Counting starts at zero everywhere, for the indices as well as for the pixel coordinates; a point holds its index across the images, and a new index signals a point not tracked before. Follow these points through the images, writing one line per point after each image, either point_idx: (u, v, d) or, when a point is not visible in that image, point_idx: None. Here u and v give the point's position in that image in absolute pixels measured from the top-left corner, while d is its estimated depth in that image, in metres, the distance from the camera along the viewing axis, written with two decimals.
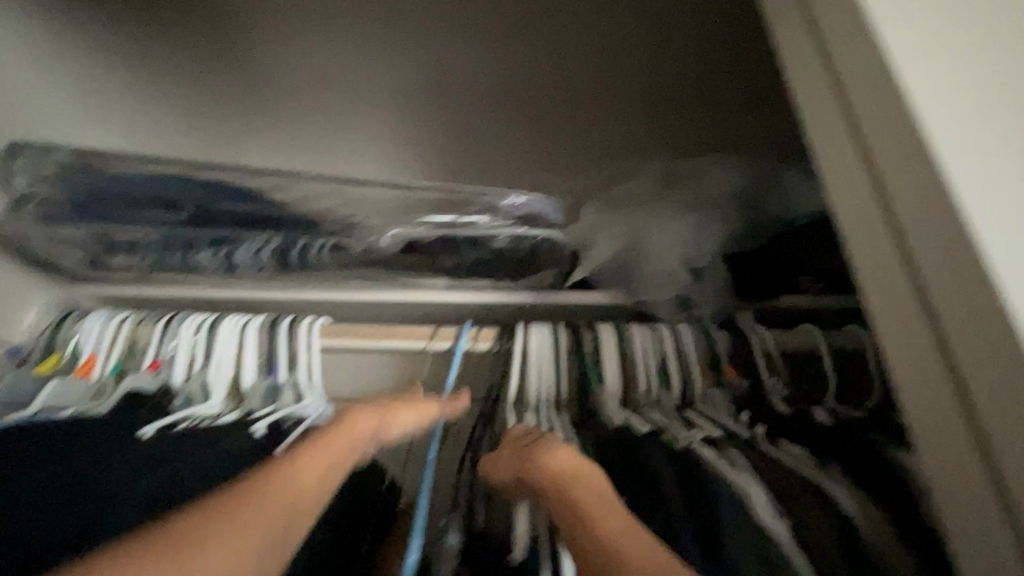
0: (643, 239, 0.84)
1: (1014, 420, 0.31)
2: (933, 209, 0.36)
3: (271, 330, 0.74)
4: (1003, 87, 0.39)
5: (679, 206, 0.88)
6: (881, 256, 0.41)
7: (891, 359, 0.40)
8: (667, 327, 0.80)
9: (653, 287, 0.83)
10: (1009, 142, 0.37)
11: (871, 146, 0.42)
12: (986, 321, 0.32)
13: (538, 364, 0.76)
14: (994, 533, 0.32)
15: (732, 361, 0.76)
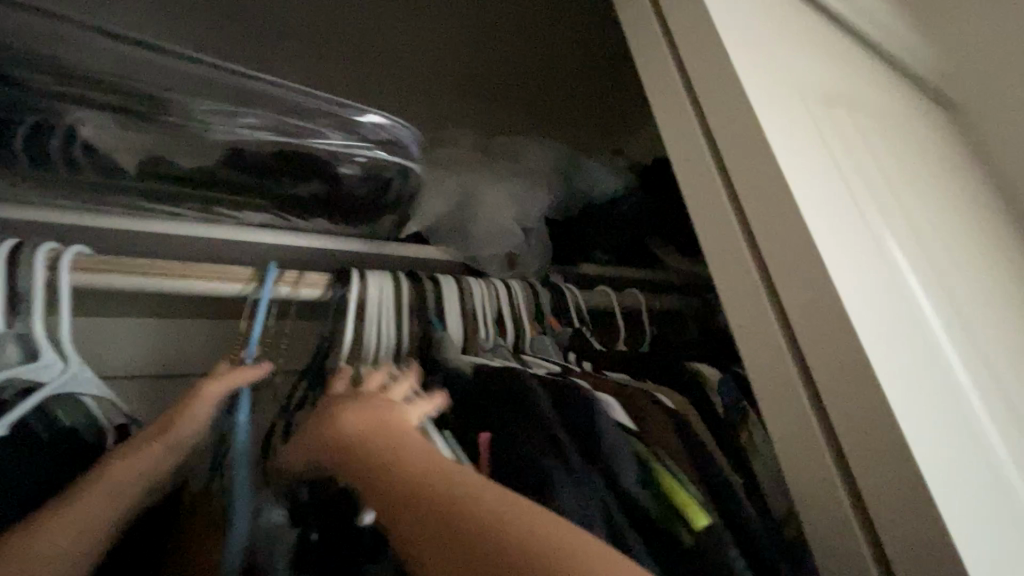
0: (475, 198, 0.87)
1: (810, 317, 0.46)
2: (762, 172, 0.50)
3: None
4: (779, 95, 0.57)
5: (506, 172, 0.93)
6: (714, 207, 0.54)
7: (720, 284, 0.53)
8: (501, 283, 0.84)
9: (484, 243, 0.85)
10: (792, 132, 0.54)
11: (712, 124, 0.55)
12: (799, 251, 0.47)
13: (377, 314, 0.71)
14: (794, 399, 0.46)
15: (553, 313, 0.86)
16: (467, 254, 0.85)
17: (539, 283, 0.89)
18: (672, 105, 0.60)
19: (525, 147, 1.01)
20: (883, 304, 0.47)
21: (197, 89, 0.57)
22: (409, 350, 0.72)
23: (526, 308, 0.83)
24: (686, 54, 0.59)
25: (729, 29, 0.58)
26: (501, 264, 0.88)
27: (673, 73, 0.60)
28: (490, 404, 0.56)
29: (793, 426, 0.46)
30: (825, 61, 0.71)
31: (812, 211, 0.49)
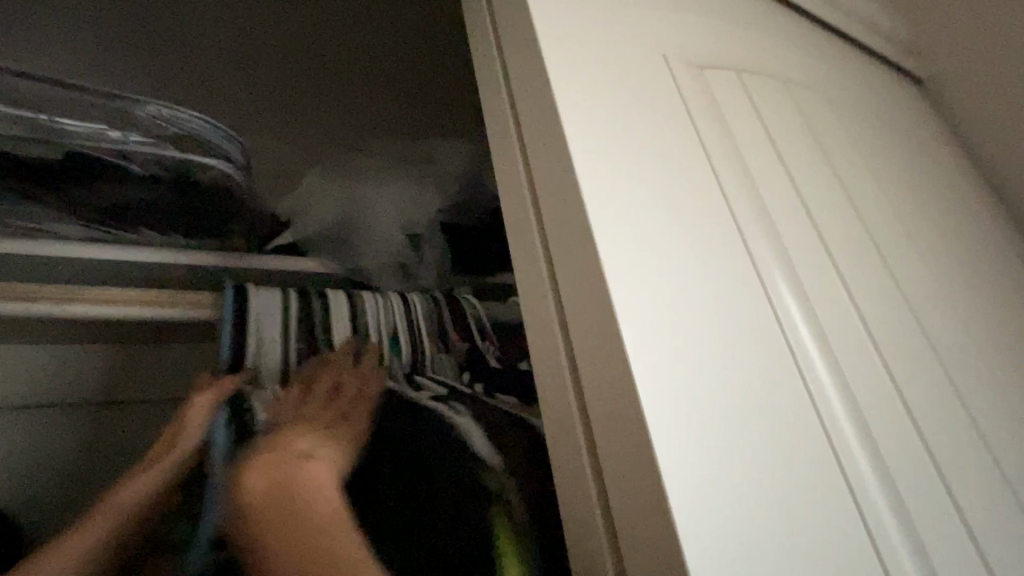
0: (357, 205, 0.80)
1: (601, 351, 0.37)
2: (561, 174, 0.42)
3: None
4: (608, 74, 0.48)
5: (394, 175, 0.85)
6: (521, 219, 0.46)
7: (526, 309, 0.44)
8: (396, 296, 0.75)
9: (370, 252, 0.79)
10: (616, 120, 0.45)
11: (522, 119, 0.47)
12: (591, 271, 0.38)
13: (256, 334, 0.62)
14: (582, 454, 0.37)
15: (453, 325, 0.75)
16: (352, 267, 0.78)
17: (441, 294, 0.80)
18: (493, 97, 0.51)
19: (434, 148, 0.91)
20: (715, 319, 0.40)
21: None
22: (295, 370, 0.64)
23: (427, 325, 0.74)
24: (505, 37, 0.50)
25: (550, 1, 0.49)
26: (391, 277, 0.80)
27: (494, 62, 0.52)
28: (366, 438, 0.53)
29: (581, 486, 0.37)
30: (708, 28, 0.62)
31: (622, 219, 0.40)
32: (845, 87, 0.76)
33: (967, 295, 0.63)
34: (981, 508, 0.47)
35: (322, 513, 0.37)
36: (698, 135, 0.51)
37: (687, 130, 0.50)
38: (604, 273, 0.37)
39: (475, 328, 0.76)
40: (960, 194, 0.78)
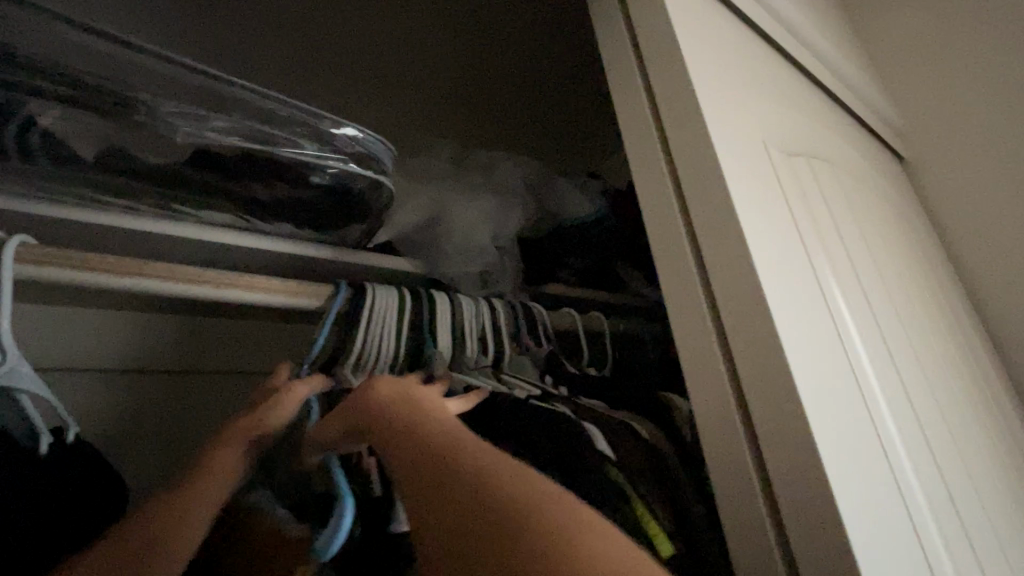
0: (449, 213, 0.87)
1: (766, 381, 0.48)
2: (728, 236, 0.53)
3: None
4: (745, 159, 0.60)
5: (481, 191, 0.94)
6: (677, 265, 0.56)
7: (677, 339, 0.55)
8: (485, 303, 0.85)
9: (458, 259, 0.85)
10: (754, 198, 0.58)
11: (682, 182, 0.58)
12: (758, 318, 0.50)
13: (379, 327, 0.72)
14: (741, 459, 0.48)
15: (529, 332, 0.86)
16: (438, 271, 0.85)
17: (517, 301, 0.90)
18: (645, 156, 0.62)
19: (501, 166, 1.02)
20: (826, 363, 0.53)
21: (167, 90, 0.58)
22: (406, 365, 0.75)
23: (507, 327, 0.84)
24: (663, 111, 0.61)
25: (706, 92, 0.61)
26: (472, 282, 0.88)
27: (647, 127, 0.63)
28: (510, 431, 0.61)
29: (741, 489, 0.47)
30: (790, 111, 0.76)
31: (771, 278, 0.52)
32: (866, 170, 0.93)
33: (940, 354, 0.83)
34: (972, 519, 0.63)
35: (483, 470, 0.40)
36: (794, 210, 0.64)
37: (786, 206, 0.63)
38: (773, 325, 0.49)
39: (542, 332, 0.87)
40: (931, 268, 0.99)
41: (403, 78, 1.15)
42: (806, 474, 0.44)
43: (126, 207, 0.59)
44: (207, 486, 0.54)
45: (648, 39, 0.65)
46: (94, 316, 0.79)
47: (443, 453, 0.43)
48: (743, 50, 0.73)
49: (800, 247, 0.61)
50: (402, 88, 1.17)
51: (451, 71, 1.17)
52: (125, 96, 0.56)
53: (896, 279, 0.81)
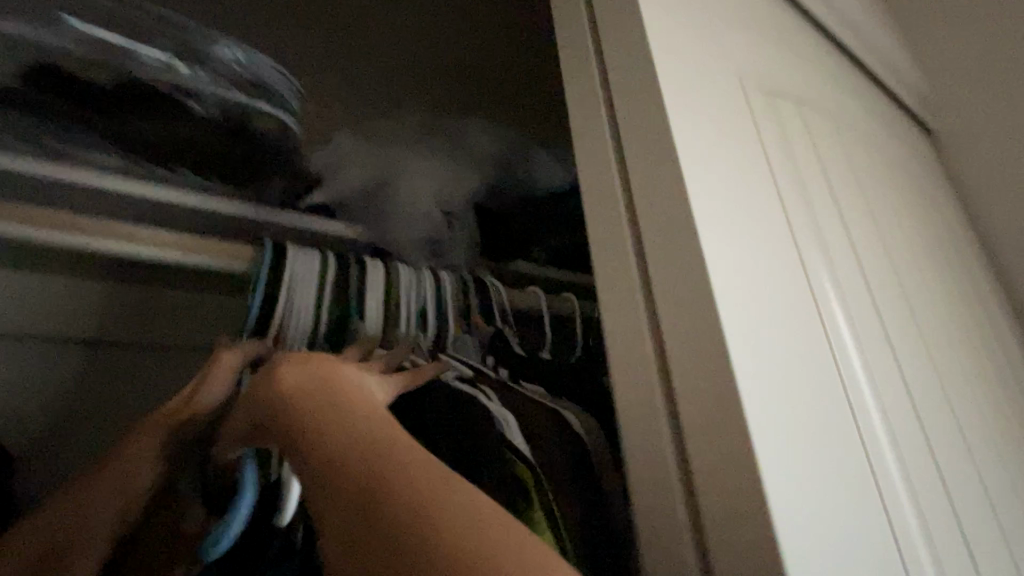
0: (395, 178, 0.80)
1: (699, 370, 0.37)
2: (668, 188, 0.43)
3: None
4: (707, 100, 0.50)
5: (437, 156, 0.86)
6: (609, 227, 0.46)
7: (604, 317, 0.44)
8: (430, 273, 0.75)
9: (400, 226, 0.78)
10: (712, 145, 0.47)
11: (621, 127, 0.47)
12: (696, 288, 0.39)
13: (293, 292, 0.64)
14: (663, 471, 0.37)
15: (480, 309, 0.76)
16: (377, 238, 0.76)
17: (471, 275, 0.79)
18: (585, 98, 0.51)
19: (469, 128, 0.94)
20: (791, 348, 0.42)
21: (28, 6, 0.52)
22: (326, 336, 0.65)
23: (454, 302, 0.74)
24: (608, 43, 0.51)
25: (661, 19, 0.50)
26: (421, 252, 0.79)
27: (589, 63, 0.52)
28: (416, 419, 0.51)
29: (660, 509, 0.37)
30: (780, 55, 0.64)
31: (720, 238, 0.42)
32: (879, 137, 0.80)
33: (960, 351, 0.69)
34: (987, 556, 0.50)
35: (407, 443, 0.34)
36: (770, 165, 0.52)
37: (761, 161, 0.52)
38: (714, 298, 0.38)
39: (496, 311, 0.78)
40: (955, 255, 0.85)
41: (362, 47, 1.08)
42: (738, 495, 0.33)
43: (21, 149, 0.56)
44: (107, 478, 0.45)
45: None
46: (19, 273, 0.76)
47: (365, 419, 0.36)
48: None
49: (774, 209, 0.49)
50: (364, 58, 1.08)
51: (419, 28, 1.09)
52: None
53: (907, 261, 0.68)
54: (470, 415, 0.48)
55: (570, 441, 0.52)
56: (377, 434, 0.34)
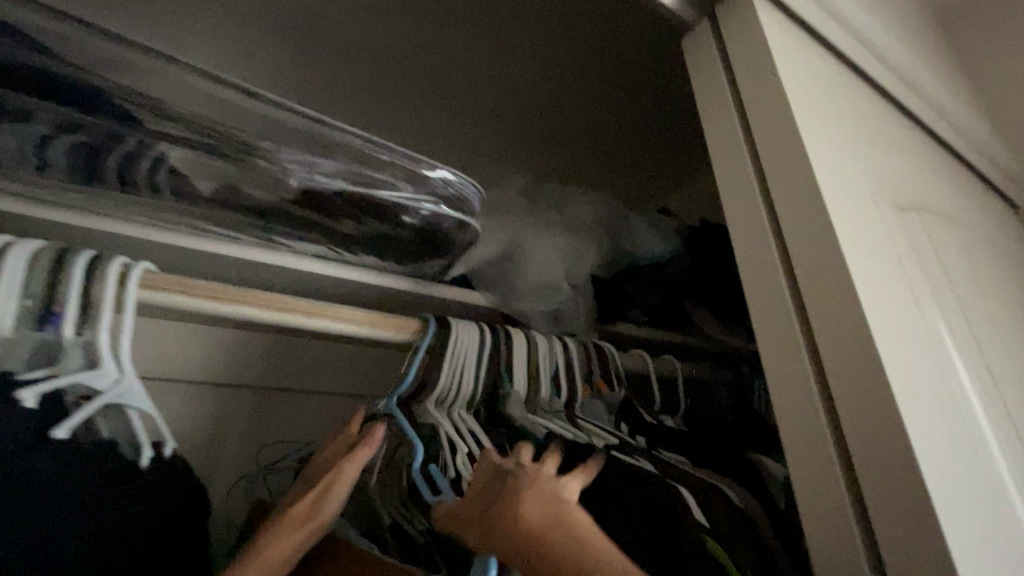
0: (524, 248, 0.87)
1: (891, 476, 0.43)
2: (845, 305, 0.49)
3: (56, 260, 0.51)
4: (859, 216, 0.56)
5: (557, 227, 0.94)
6: (781, 333, 0.52)
7: (781, 415, 0.51)
8: (559, 341, 0.84)
9: (530, 294, 0.86)
10: (871, 261, 0.53)
11: (788, 243, 0.54)
12: (882, 401, 0.45)
13: (456, 365, 0.75)
14: (858, 562, 0.43)
15: (602, 376, 0.85)
16: (510, 307, 0.86)
17: (590, 341, 0.88)
18: (747, 210, 0.58)
19: (573, 199, 1.03)
20: (959, 452, 0.47)
21: (275, 133, 0.57)
22: (480, 401, 0.76)
23: (581, 368, 0.83)
24: (768, 165, 0.58)
25: (815, 146, 0.57)
26: (546, 318, 0.88)
27: (749, 180, 0.59)
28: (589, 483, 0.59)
29: None
30: (897, 160, 0.71)
31: (894, 354, 0.48)
32: (981, 219, 0.85)
33: None
34: None
35: None
36: (910, 271, 0.58)
37: (904, 268, 0.58)
38: (901, 411, 0.44)
39: (614, 375, 0.86)
40: None
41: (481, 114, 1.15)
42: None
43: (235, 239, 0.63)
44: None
45: (751, 90, 0.62)
46: (192, 325, 0.80)
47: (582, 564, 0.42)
48: (848, 96, 0.69)
49: (920, 315, 0.55)
50: (478, 128, 1.18)
51: (525, 99, 1.13)
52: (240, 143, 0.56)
53: (1020, 346, 0.72)
54: (639, 486, 0.57)
55: (731, 510, 0.58)
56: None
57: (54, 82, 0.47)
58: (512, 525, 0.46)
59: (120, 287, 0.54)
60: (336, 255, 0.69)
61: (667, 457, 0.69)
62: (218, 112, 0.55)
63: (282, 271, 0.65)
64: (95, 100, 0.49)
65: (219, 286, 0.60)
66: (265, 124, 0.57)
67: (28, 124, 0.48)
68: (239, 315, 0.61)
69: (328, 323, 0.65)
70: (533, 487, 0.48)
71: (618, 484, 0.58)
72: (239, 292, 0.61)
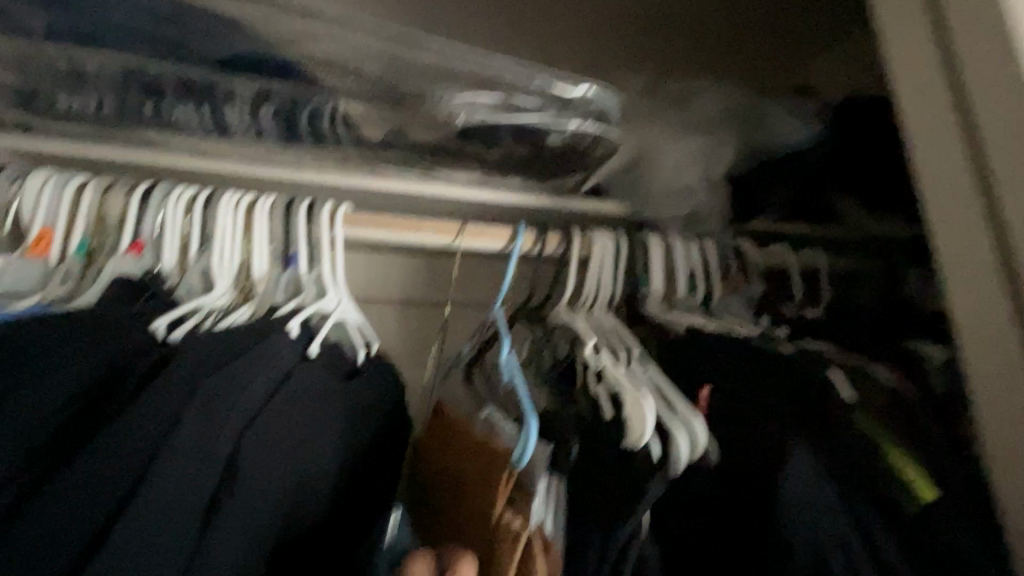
0: (655, 151, 0.88)
1: None
2: None
3: (288, 212, 0.63)
4: None
5: (688, 127, 0.92)
6: (970, 230, 0.53)
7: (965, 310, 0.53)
8: (695, 241, 0.86)
9: (663, 198, 0.87)
10: None
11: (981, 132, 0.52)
12: None
13: (599, 272, 0.79)
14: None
15: (739, 272, 0.86)
16: (646, 211, 0.88)
17: (727, 241, 0.88)
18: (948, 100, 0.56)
19: (703, 94, 0.98)
20: None
21: (436, 75, 0.62)
22: (620, 300, 0.80)
23: (717, 266, 0.85)
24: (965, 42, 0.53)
25: None
26: (679, 223, 0.89)
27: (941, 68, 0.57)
28: (728, 365, 0.63)
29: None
30: None
31: None
32: None
33: None
34: None
35: None
36: None
37: None
38: None
39: (751, 272, 0.86)
40: None
41: (592, 17, 1.09)
42: None
43: (398, 171, 0.71)
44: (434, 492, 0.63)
45: None
46: (365, 254, 0.95)
47: None
48: None
49: None
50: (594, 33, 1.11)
51: None
52: (407, 94, 0.63)
53: None
54: (783, 362, 0.61)
55: (885, 390, 0.60)
56: None
57: (264, 61, 0.58)
58: None
59: (331, 226, 0.65)
60: (486, 181, 0.75)
61: (811, 344, 0.70)
62: (395, 65, 0.61)
63: (439, 198, 0.74)
64: (293, 67, 0.60)
65: (388, 217, 0.69)
66: (424, 68, 0.61)
67: (244, 99, 0.59)
68: (416, 243, 0.71)
69: (486, 244, 0.73)
70: None
71: (764, 357, 0.62)
72: (411, 222, 0.70)
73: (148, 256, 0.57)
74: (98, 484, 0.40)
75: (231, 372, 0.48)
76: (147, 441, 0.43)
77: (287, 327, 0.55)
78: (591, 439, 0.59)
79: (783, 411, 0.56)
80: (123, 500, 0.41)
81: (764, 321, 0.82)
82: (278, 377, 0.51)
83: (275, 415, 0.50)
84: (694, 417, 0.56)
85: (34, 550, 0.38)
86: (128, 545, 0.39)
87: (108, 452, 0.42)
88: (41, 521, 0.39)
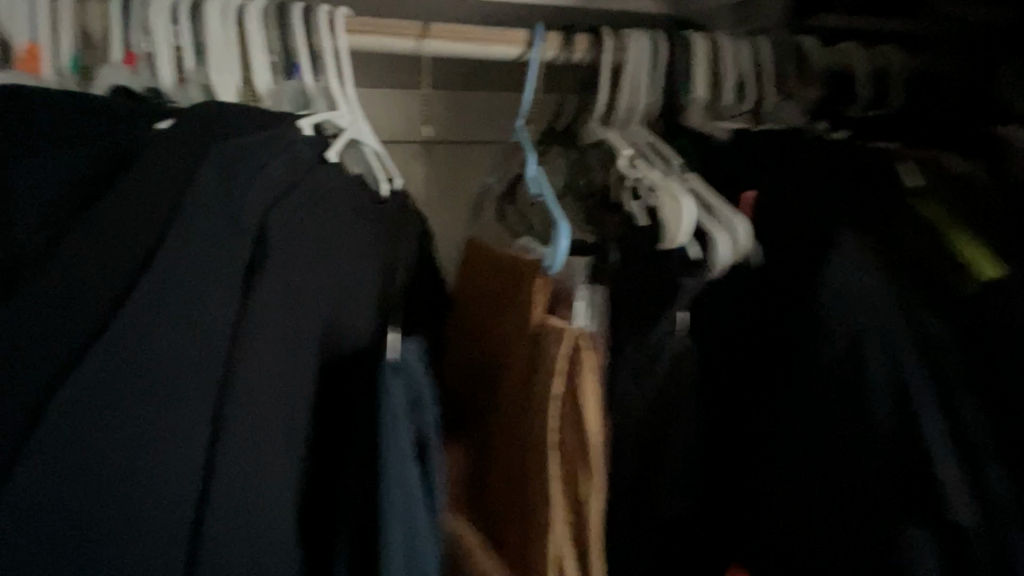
0: None
1: None
2: None
3: (281, 16, 0.57)
4: None
5: None
6: None
7: None
8: (747, 40, 0.74)
9: None
10: None
11: None
12: None
13: (633, 80, 0.70)
14: None
15: (795, 73, 0.76)
16: (689, 7, 0.76)
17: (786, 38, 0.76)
18: None
19: None
20: None
21: None
22: (658, 112, 0.73)
23: (771, 67, 0.75)
24: None
25: None
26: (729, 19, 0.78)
27: None
28: (776, 165, 0.57)
29: None
30: None
31: None
32: None
33: None
34: None
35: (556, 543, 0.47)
36: None
37: None
38: None
39: (812, 72, 0.75)
40: None
41: None
42: None
43: None
44: (475, 313, 0.61)
45: None
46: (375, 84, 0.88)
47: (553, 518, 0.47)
48: None
49: None
50: None
51: None
52: None
53: None
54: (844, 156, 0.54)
55: (954, 180, 0.54)
56: (578, 525, 0.47)
57: None
58: (548, 462, 0.47)
59: (331, 32, 0.58)
60: None
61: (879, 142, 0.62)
62: None
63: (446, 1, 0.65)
64: None
65: (393, 22, 0.62)
66: None
67: None
68: (428, 54, 0.63)
69: (504, 49, 0.65)
70: (567, 451, 0.47)
71: (825, 151, 0.55)
72: (420, 27, 0.62)
73: (143, 70, 0.54)
74: (110, 244, 0.39)
75: (235, 154, 0.43)
76: (155, 222, 0.40)
77: (297, 125, 0.50)
78: (627, 244, 0.56)
79: (843, 204, 0.51)
80: (141, 261, 0.39)
81: (822, 126, 0.73)
82: (294, 169, 0.46)
83: (295, 207, 0.45)
84: (737, 216, 0.53)
85: (56, 314, 0.38)
86: (154, 314, 0.38)
87: (111, 224, 0.39)
88: (50, 283, 0.38)
